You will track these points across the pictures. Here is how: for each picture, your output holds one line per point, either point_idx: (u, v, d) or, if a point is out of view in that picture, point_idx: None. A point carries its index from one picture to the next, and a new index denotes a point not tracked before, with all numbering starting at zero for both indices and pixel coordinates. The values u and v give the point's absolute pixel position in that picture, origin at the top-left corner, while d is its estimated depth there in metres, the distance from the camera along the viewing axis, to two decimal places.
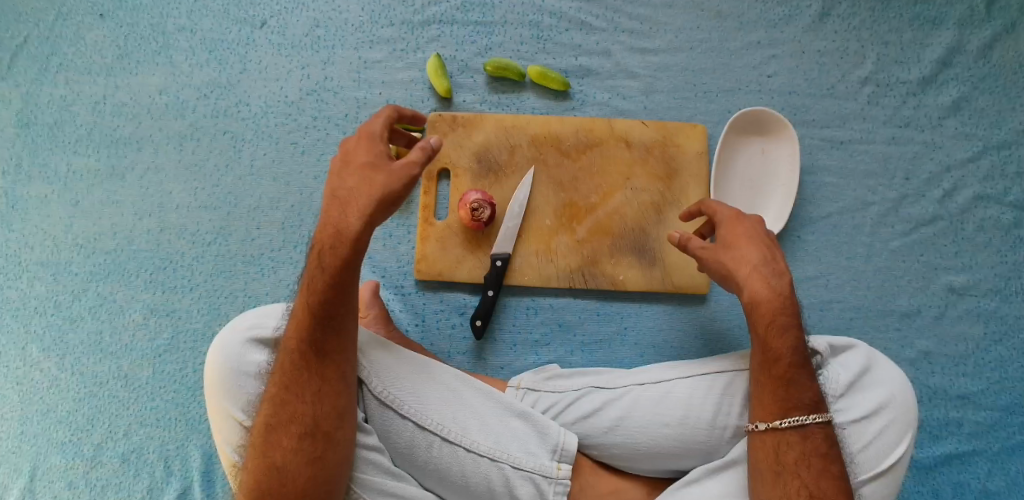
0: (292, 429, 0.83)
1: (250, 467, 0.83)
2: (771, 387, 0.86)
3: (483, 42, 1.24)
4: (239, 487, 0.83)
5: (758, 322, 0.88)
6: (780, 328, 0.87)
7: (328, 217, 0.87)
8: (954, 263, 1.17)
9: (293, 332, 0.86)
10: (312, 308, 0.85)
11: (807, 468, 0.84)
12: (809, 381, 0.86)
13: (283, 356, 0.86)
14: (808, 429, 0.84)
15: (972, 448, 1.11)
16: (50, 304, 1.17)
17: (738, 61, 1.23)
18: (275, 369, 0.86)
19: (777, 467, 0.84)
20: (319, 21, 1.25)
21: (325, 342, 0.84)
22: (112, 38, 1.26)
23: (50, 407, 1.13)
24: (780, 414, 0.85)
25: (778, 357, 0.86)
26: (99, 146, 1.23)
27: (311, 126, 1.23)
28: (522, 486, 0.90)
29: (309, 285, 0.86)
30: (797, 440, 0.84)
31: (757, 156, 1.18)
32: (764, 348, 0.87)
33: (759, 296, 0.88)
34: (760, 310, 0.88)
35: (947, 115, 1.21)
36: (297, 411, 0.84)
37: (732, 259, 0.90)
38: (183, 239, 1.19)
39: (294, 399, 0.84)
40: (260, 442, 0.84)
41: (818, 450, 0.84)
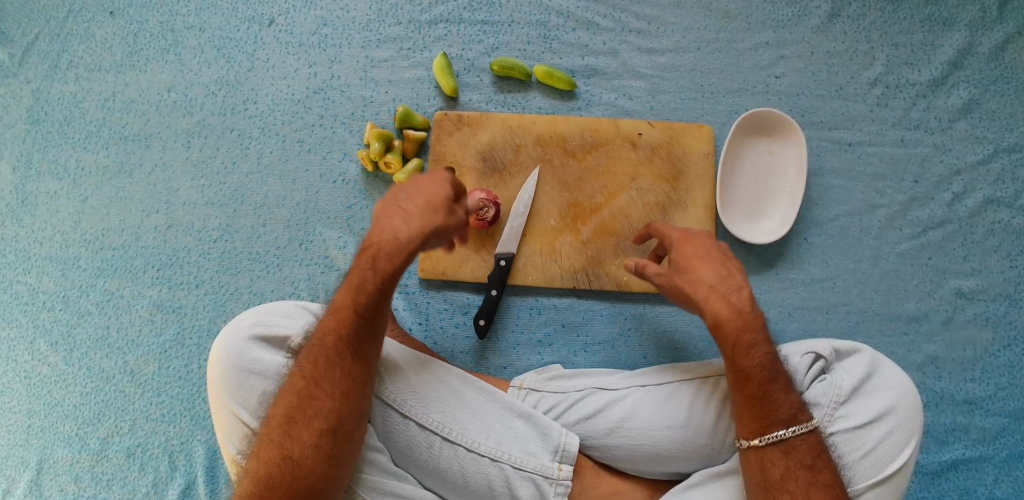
0: (314, 424, 0.82)
1: (263, 458, 0.81)
2: (747, 404, 0.85)
3: (490, 42, 1.24)
4: (248, 477, 0.80)
5: (727, 340, 0.87)
6: (747, 343, 0.86)
7: (387, 225, 0.88)
8: (963, 268, 1.16)
9: (330, 328, 0.86)
10: (355, 309, 0.86)
11: (795, 481, 0.82)
12: (785, 394, 0.85)
13: (316, 349, 0.85)
14: (790, 442, 0.83)
15: (978, 455, 1.10)
16: (59, 298, 1.18)
17: (745, 61, 1.23)
18: (303, 362, 0.85)
19: (765, 483, 0.83)
20: (326, 19, 1.26)
21: (361, 346, 0.85)
22: (121, 36, 1.27)
23: (57, 400, 1.14)
24: (760, 431, 0.84)
25: (750, 374, 0.85)
26: (108, 142, 1.24)
27: (318, 125, 1.23)
28: (523, 486, 0.90)
29: (355, 286, 0.87)
30: (781, 455, 0.83)
31: (764, 157, 1.17)
32: (735, 367, 0.86)
33: (722, 314, 0.87)
34: (727, 328, 0.87)
35: (958, 118, 1.20)
36: (321, 407, 0.82)
37: (701, 274, 0.89)
38: (190, 235, 1.20)
39: (320, 395, 0.83)
40: (279, 434, 0.82)
41: (804, 463, 0.83)
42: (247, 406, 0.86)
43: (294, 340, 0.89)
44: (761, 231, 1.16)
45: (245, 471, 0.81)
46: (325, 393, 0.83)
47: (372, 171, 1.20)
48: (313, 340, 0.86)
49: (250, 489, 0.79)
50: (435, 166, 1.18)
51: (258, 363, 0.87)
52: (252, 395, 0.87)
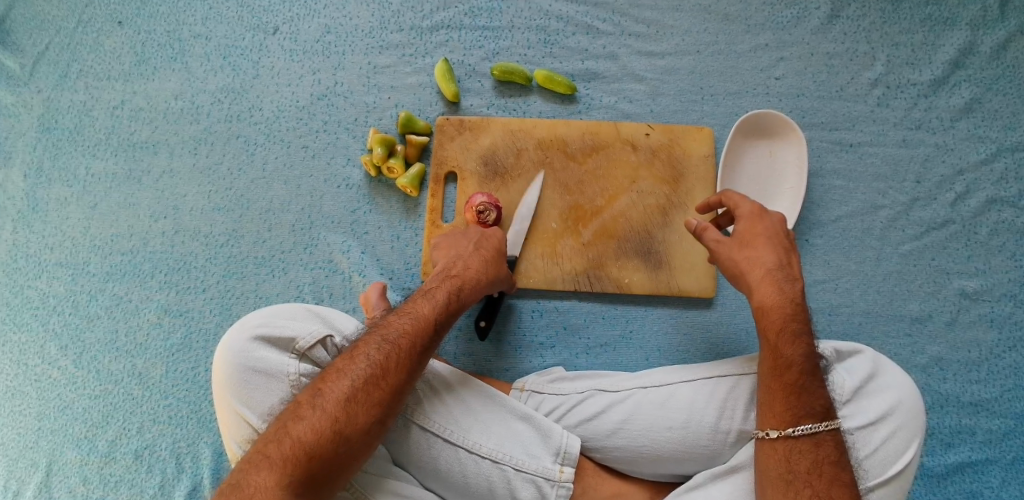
0: (372, 411, 0.82)
1: (313, 427, 0.79)
2: (783, 394, 0.84)
3: (491, 47, 1.25)
4: (292, 440, 0.78)
5: (768, 328, 0.88)
6: (790, 332, 0.86)
7: (468, 263, 0.99)
8: (966, 268, 1.15)
9: (408, 327, 0.88)
10: (432, 318, 0.90)
11: (819, 476, 0.80)
12: (822, 390, 0.85)
13: (388, 341, 0.86)
14: (819, 436, 0.82)
15: (984, 457, 1.09)
16: (69, 303, 1.20)
17: (745, 63, 1.23)
18: (374, 348, 0.85)
19: (786, 475, 0.81)
20: (329, 27, 1.28)
21: (428, 353, 0.88)
22: (130, 45, 1.30)
23: (67, 403, 1.16)
24: (791, 421, 0.83)
25: (790, 364, 0.85)
26: (117, 150, 1.26)
27: (321, 131, 1.25)
28: (524, 488, 0.90)
29: (436, 299, 0.92)
30: (809, 448, 0.82)
31: (764, 159, 1.18)
32: (774, 354, 0.86)
33: (768, 301, 0.88)
34: (769, 318, 0.88)
35: (960, 117, 1.20)
36: (383, 398, 0.83)
37: (745, 259, 0.92)
38: (197, 240, 1.22)
39: (384, 386, 0.83)
40: (336, 407, 0.81)
41: (829, 459, 0.81)
42: (250, 408, 0.87)
43: (299, 343, 0.89)
44: None
45: (289, 434, 0.79)
46: (390, 386, 0.83)
47: (375, 176, 1.22)
48: (388, 330, 0.87)
49: (291, 454, 0.77)
50: (437, 171, 1.20)
51: (259, 366, 0.88)
52: (256, 396, 0.87)
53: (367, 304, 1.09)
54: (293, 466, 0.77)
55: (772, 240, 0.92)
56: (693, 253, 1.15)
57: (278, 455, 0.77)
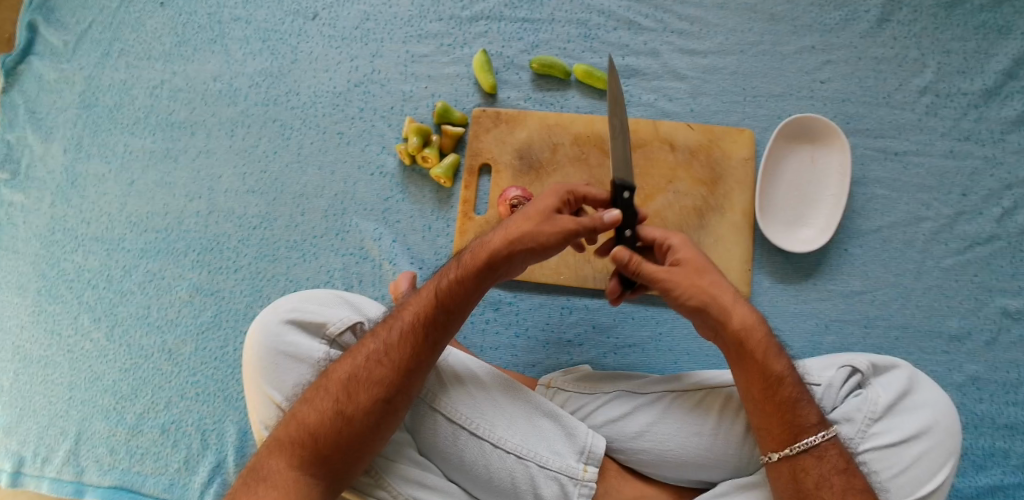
0: (373, 389, 0.82)
1: (318, 408, 0.82)
2: (778, 413, 0.83)
3: (530, 40, 1.24)
4: (297, 422, 0.81)
5: (753, 350, 0.84)
6: (772, 348, 0.85)
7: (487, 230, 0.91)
8: (1010, 286, 1.12)
9: (415, 306, 0.87)
10: (440, 296, 0.87)
11: (830, 489, 0.80)
12: (809, 402, 0.84)
13: (394, 322, 0.87)
14: (822, 448, 0.81)
15: (1020, 480, 1.05)
16: (103, 277, 1.22)
17: (790, 66, 1.20)
18: (381, 329, 0.87)
19: (798, 493, 0.80)
20: (369, 14, 1.28)
21: (438, 334, 0.86)
22: (172, 26, 1.31)
23: (97, 375, 1.18)
24: (790, 440, 0.82)
25: (781, 379, 0.84)
26: (156, 128, 1.28)
27: (357, 117, 1.24)
28: (547, 486, 0.89)
29: (444, 274, 0.90)
30: (813, 462, 0.81)
31: (806, 164, 1.15)
32: (764, 373, 0.83)
33: (749, 319, 0.85)
34: (754, 336, 0.84)
35: (1011, 130, 1.16)
36: (384, 376, 0.83)
37: (715, 282, 0.86)
38: (230, 221, 1.23)
39: (387, 363, 0.84)
40: (338, 388, 0.83)
41: (838, 468, 0.81)
42: (279, 389, 0.87)
43: (329, 327, 0.89)
44: (800, 239, 1.13)
45: (296, 416, 0.82)
46: (393, 363, 0.83)
47: (409, 164, 1.21)
48: (396, 313, 0.88)
49: (297, 437, 0.80)
50: (472, 162, 1.19)
51: (291, 348, 0.88)
52: (286, 379, 0.87)
53: (394, 292, 1.09)
54: (299, 448, 0.79)
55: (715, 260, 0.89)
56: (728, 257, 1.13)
57: (286, 438, 0.81)
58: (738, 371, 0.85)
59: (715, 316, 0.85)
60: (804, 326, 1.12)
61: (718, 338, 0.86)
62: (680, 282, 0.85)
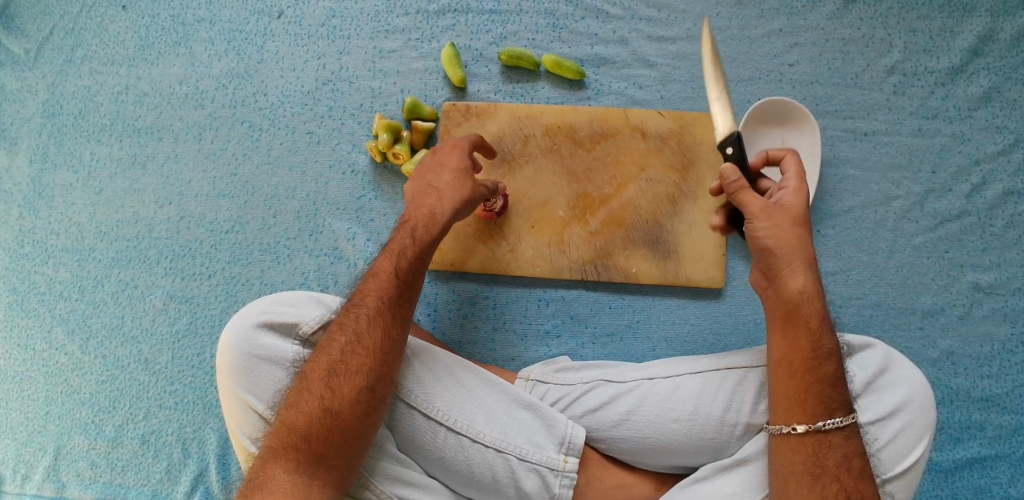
0: (356, 379, 0.82)
1: (304, 409, 0.80)
2: (816, 386, 0.82)
3: (498, 31, 1.23)
4: (287, 427, 0.80)
5: (806, 317, 0.83)
6: (824, 322, 0.84)
7: (422, 201, 0.94)
8: (981, 261, 1.13)
9: (373, 290, 0.87)
10: (396, 273, 0.88)
11: (848, 470, 0.80)
12: (843, 380, 0.83)
13: (356, 310, 0.86)
14: (848, 428, 0.81)
15: (995, 452, 1.07)
16: (75, 288, 1.20)
17: (758, 50, 1.21)
18: (345, 321, 0.86)
19: (815, 468, 0.80)
20: (335, 11, 1.26)
21: (402, 308, 0.87)
22: (134, 29, 1.28)
23: (75, 388, 1.16)
24: (822, 416, 0.81)
25: (827, 354, 0.83)
26: (122, 135, 1.26)
27: (327, 116, 1.23)
28: (528, 478, 0.90)
29: (395, 253, 0.90)
30: (840, 441, 0.81)
31: (777, 148, 1.16)
32: (812, 341, 0.83)
33: (805, 288, 0.83)
34: (809, 305, 0.83)
35: (978, 107, 1.17)
36: (363, 363, 0.83)
37: (799, 237, 0.84)
38: (202, 226, 1.21)
39: (363, 351, 0.83)
40: (321, 386, 0.82)
41: (858, 450, 0.81)
42: (254, 392, 0.87)
43: (302, 327, 0.89)
44: None
45: (284, 421, 0.80)
46: (369, 349, 0.83)
47: (381, 162, 1.20)
48: (356, 300, 0.87)
49: (290, 440, 0.79)
50: None
51: (264, 350, 0.87)
52: (261, 382, 0.87)
53: None
54: (294, 450, 0.78)
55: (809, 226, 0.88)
56: (703, 243, 1.14)
57: (279, 443, 0.79)
58: (783, 335, 0.84)
59: (781, 270, 0.84)
60: None
61: (772, 292, 0.85)
62: (769, 222, 0.84)
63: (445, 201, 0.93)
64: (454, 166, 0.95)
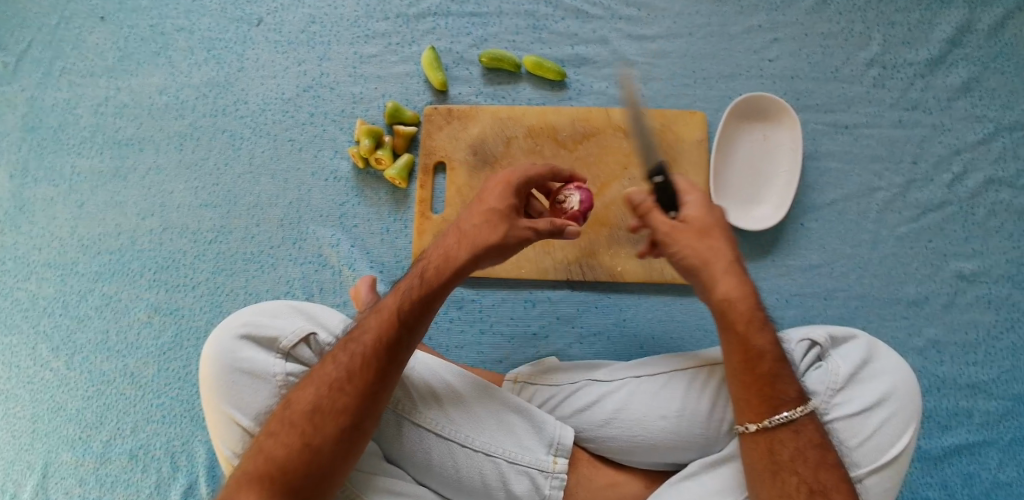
0: (340, 419, 0.78)
1: (285, 440, 0.78)
2: (756, 385, 0.81)
3: (478, 34, 1.23)
4: (264, 456, 0.77)
5: (735, 321, 0.82)
6: (756, 322, 0.82)
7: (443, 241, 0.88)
8: (964, 250, 1.14)
9: (373, 327, 0.83)
10: (400, 313, 0.83)
11: (804, 462, 0.78)
12: (788, 377, 0.81)
13: (351, 346, 0.82)
14: (799, 422, 0.80)
15: (982, 439, 1.08)
16: (59, 304, 1.19)
17: (738, 46, 1.21)
18: (340, 354, 0.82)
19: (773, 465, 0.79)
20: (314, 17, 1.26)
21: (399, 353, 0.82)
22: (112, 41, 1.28)
23: (60, 404, 1.15)
24: (768, 413, 0.80)
25: (761, 353, 0.81)
26: (102, 147, 1.25)
27: (308, 123, 1.23)
28: (518, 481, 0.87)
29: (404, 292, 0.85)
30: (790, 436, 0.79)
31: (758, 143, 1.16)
32: (745, 346, 0.81)
33: (734, 292, 0.82)
34: (736, 309, 0.82)
35: (957, 97, 1.18)
36: (349, 401, 0.79)
37: (715, 247, 0.83)
38: (185, 237, 1.21)
39: (349, 389, 0.80)
40: (303, 418, 0.79)
41: (813, 442, 0.79)
42: (240, 408, 0.84)
43: (282, 341, 0.86)
44: (757, 217, 1.14)
45: (262, 449, 0.78)
46: (357, 390, 0.79)
47: (363, 167, 1.20)
48: (354, 334, 0.83)
49: (265, 470, 0.76)
50: (426, 160, 1.19)
51: (247, 364, 0.85)
52: (246, 397, 0.84)
53: (357, 298, 1.09)
54: (268, 481, 0.76)
55: (726, 229, 0.86)
56: None
57: (253, 470, 0.76)
58: (720, 342, 0.83)
59: (703, 279, 0.83)
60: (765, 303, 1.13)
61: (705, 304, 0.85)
62: (678, 242, 0.84)
63: (465, 245, 0.85)
64: (491, 204, 0.86)
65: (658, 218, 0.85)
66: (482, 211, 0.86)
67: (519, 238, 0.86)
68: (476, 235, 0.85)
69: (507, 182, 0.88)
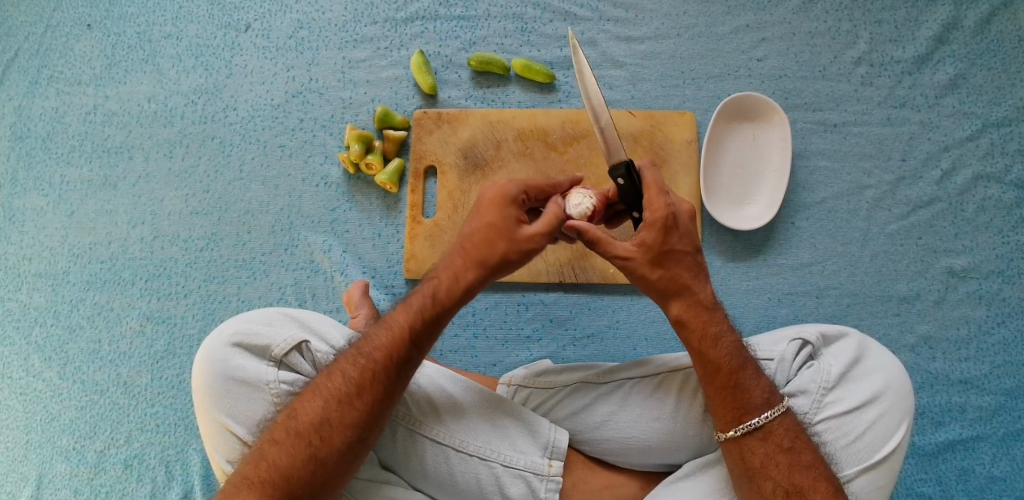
0: (347, 432, 0.78)
1: (290, 450, 0.77)
2: (714, 399, 0.81)
3: (467, 37, 1.23)
4: (268, 464, 0.77)
5: (690, 338, 0.82)
6: (714, 336, 0.82)
7: (450, 255, 0.85)
8: (954, 246, 1.14)
9: (384, 343, 0.82)
10: (411, 330, 0.82)
11: (776, 467, 0.78)
12: (748, 390, 0.81)
13: (361, 360, 0.81)
14: (766, 428, 0.80)
15: (975, 434, 1.08)
16: (51, 314, 1.18)
17: (726, 46, 1.21)
18: (350, 368, 0.81)
19: (747, 471, 0.79)
20: (302, 22, 1.26)
21: (407, 370, 0.81)
22: (100, 48, 1.27)
23: (54, 415, 1.14)
24: (727, 425, 0.81)
25: (718, 368, 0.81)
26: (92, 156, 1.24)
27: (298, 129, 1.23)
28: (513, 485, 0.86)
29: (414, 308, 0.84)
30: (759, 442, 0.80)
31: (748, 142, 1.17)
32: (702, 360, 0.81)
33: (687, 311, 0.82)
34: (692, 326, 0.82)
35: (944, 94, 1.18)
36: (358, 417, 0.79)
37: (668, 270, 0.81)
38: (176, 245, 1.20)
39: (359, 406, 0.79)
40: (310, 430, 0.78)
41: (783, 445, 0.79)
42: (233, 416, 0.83)
43: (274, 350, 0.85)
44: (747, 217, 1.15)
45: (265, 456, 0.77)
46: (366, 407, 0.79)
47: (354, 173, 1.20)
48: (364, 348, 0.82)
49: (268, 477, 0.76)
50: (417, 165, 1.19)
51: (238, 372, 0.84)
52: (239, 405, 0.84)
53: (349, 303, 1.09)
54: (270, 489, 0.75)
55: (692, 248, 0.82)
56: None
57: (255, 477, 0.76)
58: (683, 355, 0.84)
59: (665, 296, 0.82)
60: (757, 303, 1.14)
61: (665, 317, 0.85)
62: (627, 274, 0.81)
63: (471, 264, 0.83)
64: (492, 211, 0.82)
65: (600, 246, 0.81)
66: (484, 221, 0.82)
67: (524, 251, 0.82)
68: (479, 250, 0.83)
69: (500, 192, 0.83)
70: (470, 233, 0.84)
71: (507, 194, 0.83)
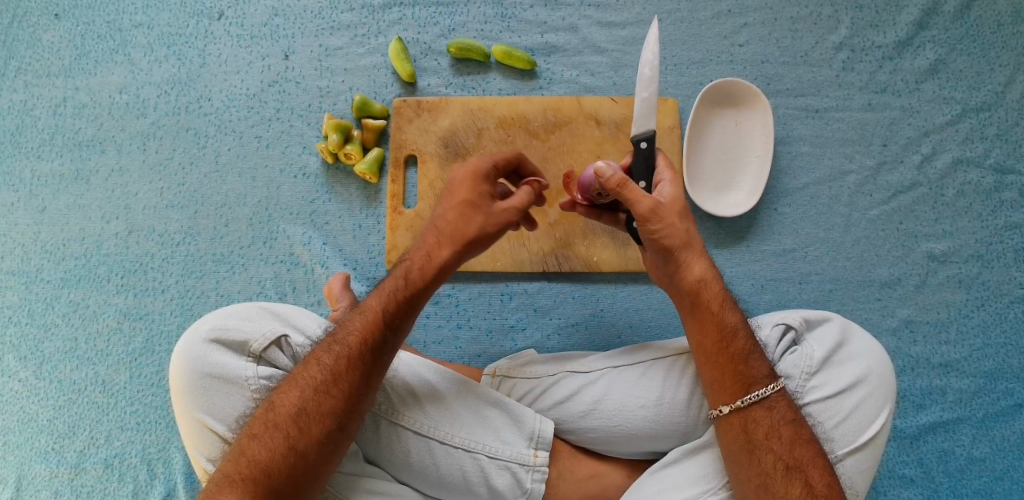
0: (325, 421, 0.77)
1: (269, 444, 0.76)
2: (730, 366, 0.81)
3: (446, 23, 1.21)
4: (248, 459, 0.75)
5: (708, 300, 0.82)
6: (726, 301, 0.83)
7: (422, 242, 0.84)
8: (934, 231, 1.15)
9: (357, 328, 0.81)
10: (384, 314, 0.81)
11: (778, 439, 0.78)
12: (760, 354, 0.82)
13: (336, 347, 0.80)
14: (772, 398, 0.80)
15: (956, 416, 1.09)
16: (24, 312, 1.15)
17: (708, 31, 1.21)
18: (325, 355, 0.80)
19: (748, 445, 0.78)
20: (277, 10, 1.23)
21: (383, 355, 0.80)
22: (68, 38, 1.23)
23: (31, 416, 1.12)
24: (741, 392, 0.80)
25: (734, 331, 0.82)
26: (62, 149, 1.20)
27: (274, 119, 1.20)
28: (499, 476, 0.85)
29: (387, 291, 0.82)
30: (764, 413, 0.79)
31: (731, 128, 1.16)
32: (717, 324, 0.82)
33: (707, 272, 0.83)
34: (710, 289, 0.83)
35: (925, 79, 1.19)
36: (336, 406, 0.77)
37: (687, 230, 0.83)
38: (152, 240, 1.18)
39: (335, 394, 0.78)
40: (288, 422, 0.77)
41: (787, 417, 0.79)
42: (214, 414, 0.81)
43: (254, 345, 0.83)
44: (730, 204, 1.14)
45: (245, 452, 0.76)
46: (343, 394, 0.78)
47: (332, 163, 1.18)
48: (338, 335, 0.81)
49: (248, 473, 0.74)
50: (397, 154, 1.17)
51: (218, 369, 0.82)
52: (220, 403, 0.82)
53: (330, 296, 1.07)
54: (251, 485, 0.74)
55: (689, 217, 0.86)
56: None
57: (237, 474, 0.75)
58: (692, 324, 0.83)
59: (680, 259, 0.82)
60: (741, 289, 1.14)
61: (674, 284, 0.84)
62: (661, 219, 0.81)
63: (445, 242, 0.82)
64: (463, 198, 0.83)
65: (637, 190, 0.81)
66: (455, 207, 0.83)
67: (498, 223, 0.83)
68: (454, 229, 0.82)
69: (473, 173, 0.84)
70: (443, 218, 0.83)
71: (480, 173, 0.84)
